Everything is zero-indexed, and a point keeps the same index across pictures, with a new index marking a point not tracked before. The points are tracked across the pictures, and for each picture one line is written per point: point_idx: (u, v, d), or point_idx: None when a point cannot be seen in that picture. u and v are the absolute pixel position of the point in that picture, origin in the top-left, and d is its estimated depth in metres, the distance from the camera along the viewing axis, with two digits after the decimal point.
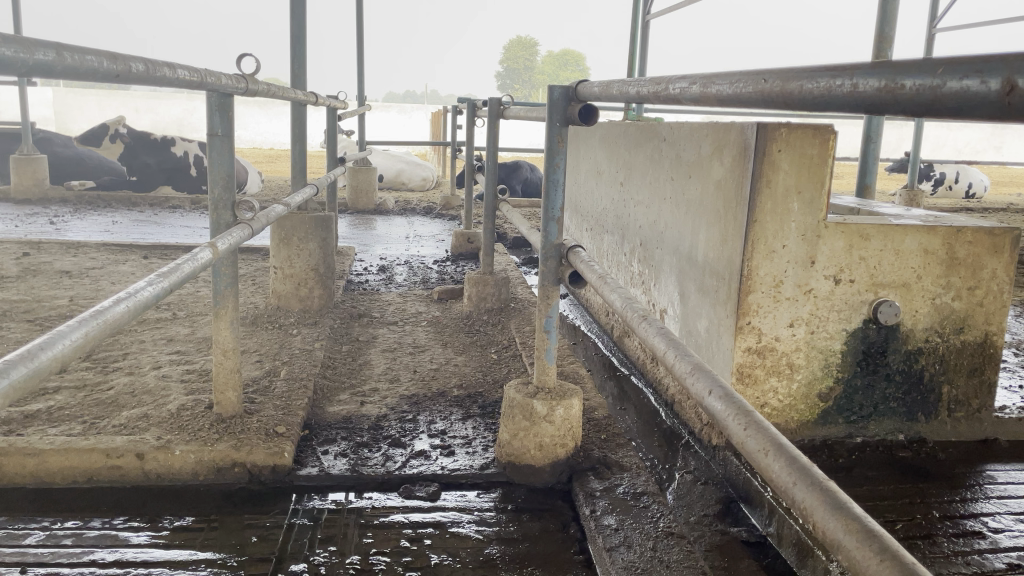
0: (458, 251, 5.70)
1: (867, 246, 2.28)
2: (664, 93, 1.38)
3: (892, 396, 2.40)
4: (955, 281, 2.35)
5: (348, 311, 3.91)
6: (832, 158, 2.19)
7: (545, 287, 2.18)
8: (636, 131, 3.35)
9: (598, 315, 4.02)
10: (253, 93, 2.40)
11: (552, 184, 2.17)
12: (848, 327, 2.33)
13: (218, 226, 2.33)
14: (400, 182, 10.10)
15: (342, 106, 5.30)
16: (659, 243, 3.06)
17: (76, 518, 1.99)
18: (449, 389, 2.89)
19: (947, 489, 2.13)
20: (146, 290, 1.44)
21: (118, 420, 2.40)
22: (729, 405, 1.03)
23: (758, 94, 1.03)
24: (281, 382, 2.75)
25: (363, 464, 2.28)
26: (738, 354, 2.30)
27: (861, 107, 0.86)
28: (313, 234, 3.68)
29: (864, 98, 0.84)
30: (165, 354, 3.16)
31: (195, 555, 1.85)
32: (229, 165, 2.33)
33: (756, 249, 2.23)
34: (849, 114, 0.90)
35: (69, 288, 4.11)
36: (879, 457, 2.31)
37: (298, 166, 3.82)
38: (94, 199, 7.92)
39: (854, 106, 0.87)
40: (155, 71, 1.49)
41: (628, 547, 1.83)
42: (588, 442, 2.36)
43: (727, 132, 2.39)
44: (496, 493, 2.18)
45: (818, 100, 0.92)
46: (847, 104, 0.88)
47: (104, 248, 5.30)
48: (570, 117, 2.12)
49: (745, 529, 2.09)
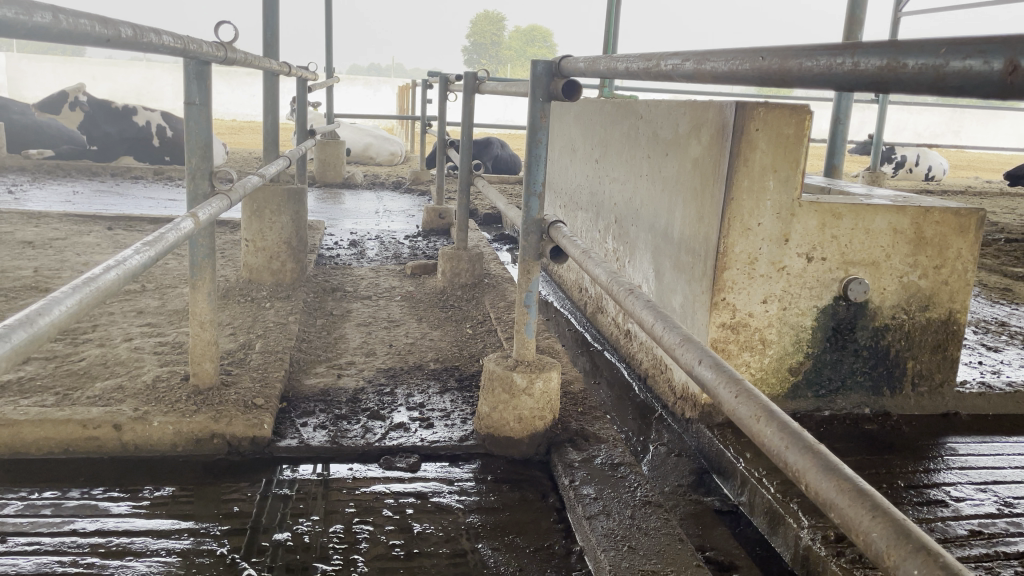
0: (429, 226, 5.70)
1: (839, 224, 2.33)
2: (655, 69, 1.40)
3: (859, 370, 2.47)
4: (922, 260, 2.42)
5: (320, 285, 3.90)
6: (808, 138, 2.23)
7: (527, 262, 2.21)
8: (612, 107, 3.36)
9: (570, 291, 4.06)
10: (231, 62, 2.37)
11: (533, 159, 2.19)
12: (819, 304, 2.39)
13: (196, 196, 2.30)
14: (368, 156, 10.01)
15: (312, 78, 5.24)
16: (634, 220, 3.10)
17: (54, 488, 1.98)
18: (426, 363, 2.91)
19: (911, 460, 2.21)
20: (134, 258, 1.43)
21: (92, 391, 2.38)
22: (719, 373, 1.06)
23: (754, 71, 1.06)
24: (256, 355, 2.74)
25: (343, 436, 2.29)
26: (712, 329, 2.36)
27: (862, 85, 0.89)
28: (286, 207, 3.65)
29: (865, 77, 0.87)
30: (136, 326, 3.13)
31: (178, 524, 1.86)
32: (206, 135, 2.31)
33: (732, 226, 2.28)
34: (846, 92, 0.93)
35: (33, 258, 4.03)
36: (846, 429, 2.39)
37: (270, 137, 3.77)
38: (53, 168, 7.74)
39: (854, 84, 0.90)
40: (143, 37, 1.48)
41: (608, 515, 1.87)
42: (566, 414, 2.40)
43: (705, 110, 2.42)
44: (475, 464, 2.21)
45: (817, 78, 0.95)
46: (847, 82, 0.91)
47: (67, 218, 5.19)
48: (553, 92, 2.13)
49: (718, 498, 2.15)
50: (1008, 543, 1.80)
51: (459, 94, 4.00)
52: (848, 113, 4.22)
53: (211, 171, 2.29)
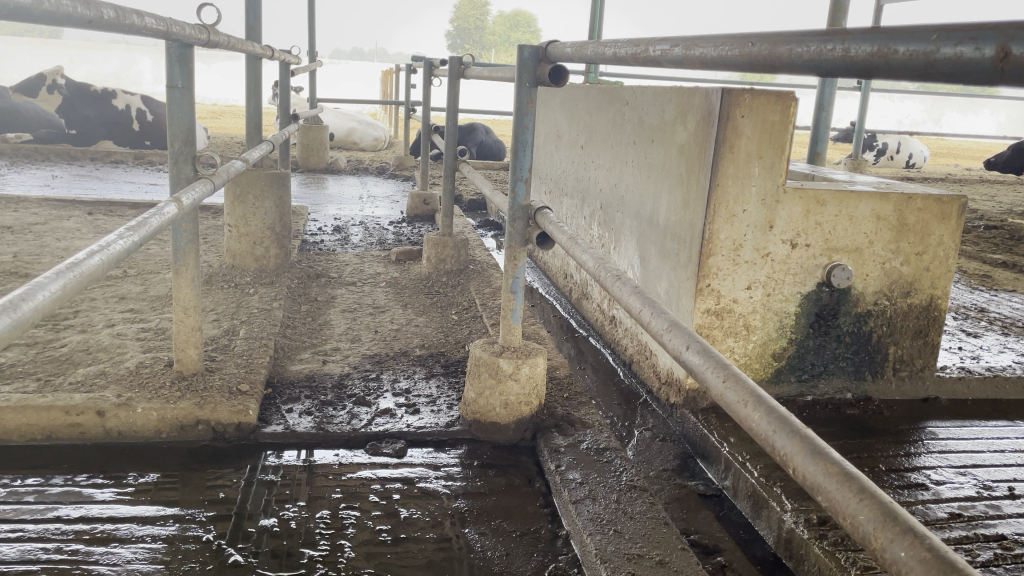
0: (414, 212, 5.68)
1: (823, 211, 2.35)
2: (643, 54, 1.40)
3: (841, 356, 2.50)
4: (904, 246, 2.45)
5: (305, 271, 3.88)
6: (792, 125, 2.24)
7: (513, 248, 2.21)
8: (598, 93, 3.36)
9: (555, 277, 4.06)
10: (213, 45, 2.34)
11: (520, 145, 2.18)
12: (802, 290, 2.41)
13: (178, 181, 2.28)
14: (352, 141, 9.94)
15: (295, 62, 5.19)
16: (620, 206, 3.10)
17: (36, 475, 1.97)
18: (411, 349, 2.91)
19: (893, 444, 2.24)
20: (118, 243, 1.42)
21: (75, 378, 2.36)
22: (707, 359, 1.07)
23: (743, 57, 1.06)
24: (241, 341, 2.72)
25: (329, 422, 2.29)
26: (697, 316, 2.37)
27: (852, 71, 0.89)
28: (269, 192, 3.63)
29: (855, 63, 0.88)
30: (118, 312, 3.10)
31: (163, 511, 1.85)
32: (189, 119, 2.28)
33: (717, 213, 2.29)
34: (836, 79, 0.94)
35: (12, 244, 3.98)
36: (829, 414, 2.42)
37: (253, 122, 3.74)
38: (31, 152, 7.64)
39: (844, 70, 0.90)
40: (125, 19, 1.46)
41: (594, 499, 1.88)
42: (551, 400, 2.41)
43: (691, 96, 2.42)
44: (461, 450, 2.21)
45: (806, 65, 0.95)
46: (837, 69, 0.91)
47: (46, 203, 5.12)
48: (540, 78, 2.12)
49: (702, 482, 2.17)
50: (987, 526, 1.83)
51: (444, 79, 3.98)
52: (832, 100, 4.23)
53: (194, 155, 2.27)
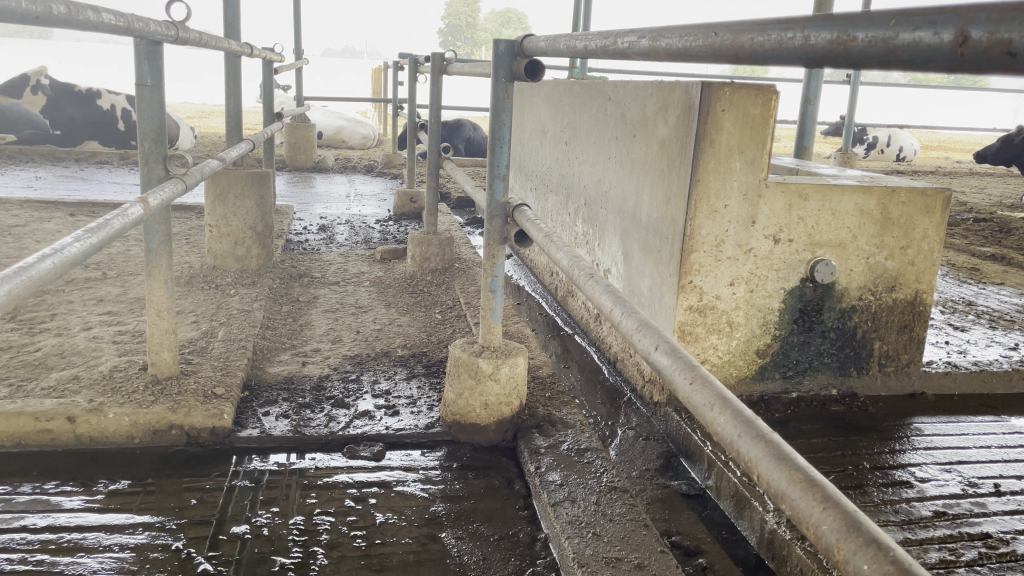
0: (401, 210, 5.64)
1: (806, 206, 2.32)
2: (612, 47, 1.36)
3: (826, 352, 2.47)
4: (888, 241, 2.42)
5: (287, 270, 3.84)
6: (773, 118, 2.21)
7: (491, 246, 2.17)
8: (581, 88, 3.32)
9: (542, 275, 4.02)
10: (184, 42, 2.29)
11: (497, 141, 2.14)
12: (786, 286, 2.38)
13: (150, 180, 2.23)
14: (340, 139, 9.88)
15: (278, 59, 5.13)
16: (603, 202, 3.07)
17: (4, 483, 1.92)
18: (393, 349, 2.87)
19: (878, 441, 2.22)
20: (73, 246, 1.38)
21: (47, 383, 2.31)
22: (674, 360, 1.04)
23: (707, 48, 1.03)
24: (219, 343, 2.68)
25: (306, 425, 2.25)
26: (680, 313, 2.34)
27: (814, 59, 0.87)
28: (250, 191, 3.58)
29: (815, 52, 0.86)
30: (96, 314, 3.05)
31: (133, 518, 1.81)
32: (159, 118, 2.24)
33: (698, 209, 2.25)
34: (798, 68, 0.92)
35: None
36: (814, 411, 2.39)
37: (232, 120, 3.69)
38: (16, 154, 7.59)
39: (805, 58, 0.88)
40: (78, 14, 1.41)
41: (573, 502, 1.84)
42: (533, 400, 2.38)
43: (671, 90, 2.39)
44: (441, 452, 2.18)
45: (768, 54, 0.93)
46: (798, 58, 0.89)
47: (28, 204, 5.06)
48: (516, 73, 2.08)
49: (684, 482, 2.14)
50: (971, 524, 1.80)
51: (426, 76, 3.94)
52: (819, 93, 4.20)
53: (165, 154, 2.22)
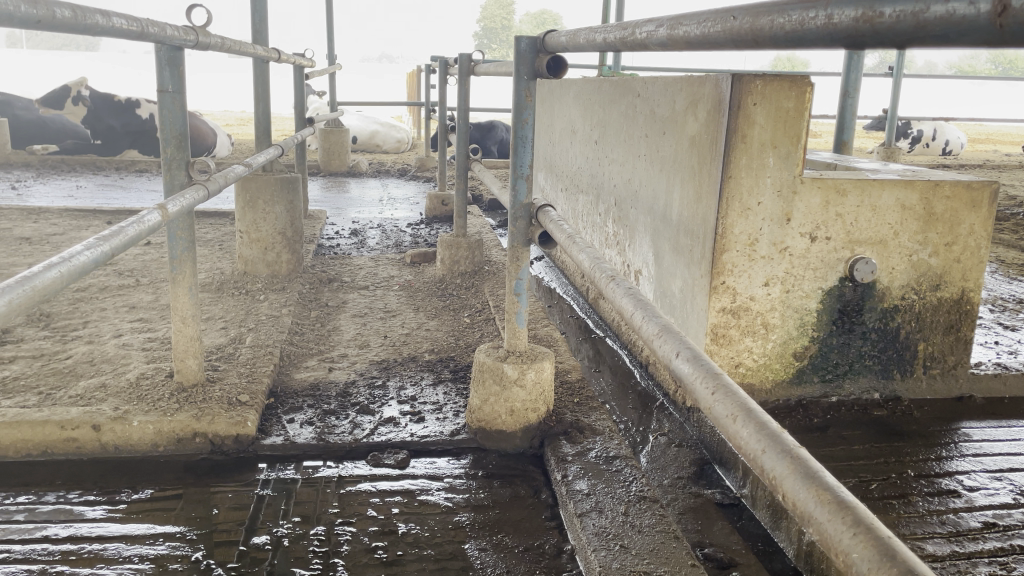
0: (432, 213, 5.62)
1: (844, 202, 2.22)
2: (631, 38, 1.30)
3: (868, 354, 2.37)
4: (932, 237, 2.31)
5: (318, 275, 3.83)
6: (808, 112, 2.12)
7: (515, 249, 2.12)
8: (610, 86, 3.25)
9: (573, 277, 3.96)
10: (205, 47, 2.28)
11: (520, 140, 2.09)
12: (824, 286, 2.28)
13: (173, 187, 2.23)
14: (374, 143, 9.91)
15: (309, 65, 5.15)
16: (634, 202, 2.99)
17: (29, 492, 1.92)
18: (420, 354, 2.83)
19: (923, 447, 2.11)
20: (83, 254, 1.36)
21: (75, 390, 2.32)
22: (696, 367, 0.97)
23: (725, 33, 0.97)
24: (246, 350, 2.67)
25: (330, 432, 2.22)
26: (712, 315, 2.26)
27: (838, 41, 0.81)
28: (279, 196, 3.58)
29: (839, 31, 0.79)
30: (127, 321, 3.07)
31: (154, 529, 1.79)
32: (181, 124, 2.22)
33: (730, 206, 2.17)
34: (823, 50, 0.85)
35: (29, 255, 3.99)
36: (855, 417, 2.29)
37: (261, 126, 3.69)
38: (58, 164, 7.76)
39: (829, 41, 0.82)
40: (85, 18, 1.39)
41: (601, 512, 1.78)
42: (561, 405, 2.31)
43: (701, 84, 2.31)
44: (466, 459, 2.13)
45: (790, 36, 0.87)
46: (822, 39, 0.83)
47: (67, 213, 5.15)
48: (538, 70, 2.02)
49: (719, 491, 2.06)
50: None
51: (453, 77, 3.90)
52: (859, 86, 4.06)
53: (187, 161, 2.21)
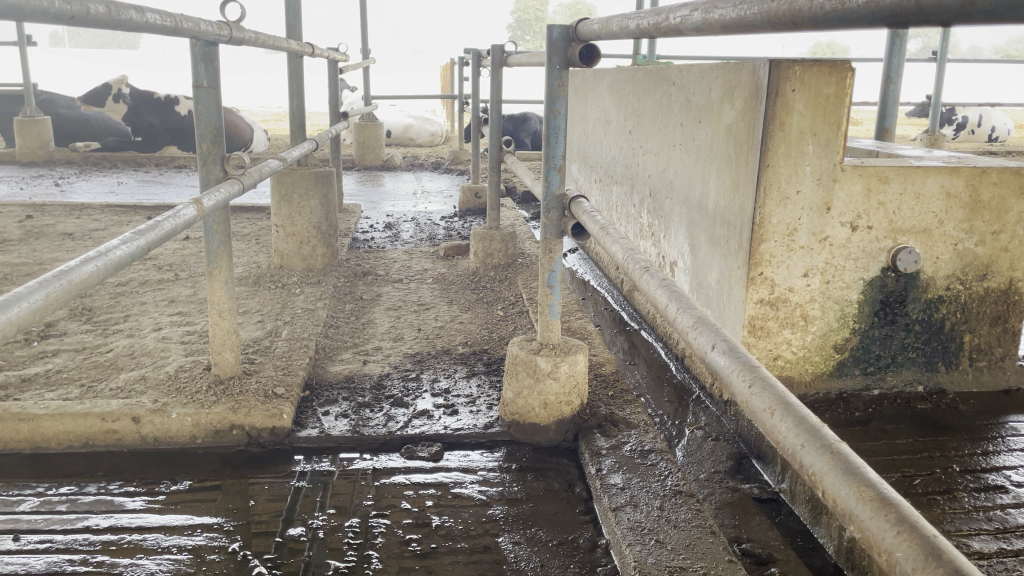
0: (466, 206, 5.62)
1: (886, 189, 2.16)
2: (665, 23, 1.27)
3: (911, 346, 2.31)
4: (979, 226, 2.24)
5: (353, 268, 3.84)
6: (849, 97, 2.07)
7: (548, 240, 2.10)
8: (644, 75, 3.21)
9: (607, 269, 3.92)
10: (240, 42, 2.29)
11: (553, 131, 2.06)
12: (865, 276, 2.23)
13: (209, 182, 2.25)
14: (409, 137, 9.93)
15: (342, 59, 5.17)
16: (669, 192, 2.96)
17: (71, 483, 1.96)
18: (454, 347, 2.83)
19: (968, 441, 2.05)
20: (119, 248, 1.37)
21: (116, 383, 2.35)
22: (732, 359, 0.94)
23: (763, 15, 0.94)
24: (282, 343, 2.69)
25: (365, 425, 2.23)
26: (750, 306, 2.21)
27: (882, 20, 0.78)
28: (314, 191, 3.60)
29: (884, 11, 0.77)
30: (167, 315, 3.11)
31: (191, 520, 1.81)
32: (216, 119, 2.24)
33: (768, 195, 2.12)
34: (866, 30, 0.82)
35: (72, 250, 4.06)
36: (897, 410, 2.23)
37: (296, 121, 3.71)
38: (101, 161, 7.92)
39: (873, 19, 0.79)
40: (119, 14, 1.40)
41: (636, 506, 1.76)
42: (595, 399, 2.29)
43: (738, 72, 2.26)
44: (500, 452, 2.12)
45: (831, 16, 0.84)
46: (866, 19, 0.80)
47: (109, 209, 5.24)
48: (571, 59, 2.00)
49: (757, 485, 2.03)
50: None
51: (486, 69, 3.88)
52: (900, 71, 3.95)
53: (223, 156, 2.23)
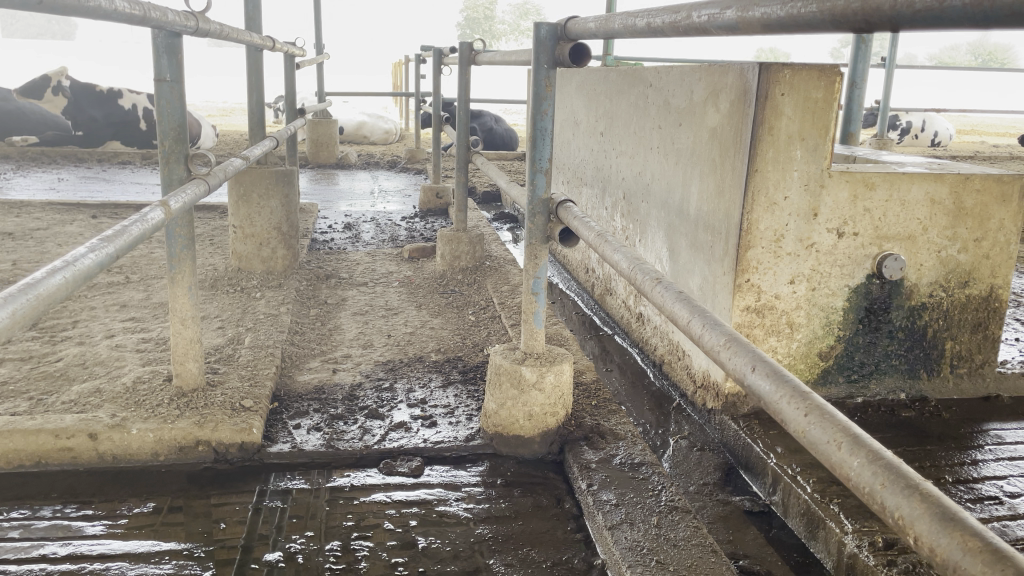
0: (427, 207, 5.51)
1: (872, 196, 2.15)
2: (686, 22, 1.21)
3: (894, 353, 2.30)
4: (962, 232, 2.24)
5: (314, 271, 3.70)
6: (838, 102, 2.04)
7: (533, 245, 2.02)
8: (617, 76, 3.16)
9: (576, 272, 3.86)
10: (204, 33, 2.16)
11: (538, 133, 1.98)
12: (850, 283, 2.21)
13: (170, 182, 2.10)
14: (362, 135, 9.74)
15: (299, 55, 5.01)
16: (645, 195, 2.91)
17: (23, 506, 1.81)
18: (427, 354, 2.73)
19: (955, 450, 2.05)
20: (88, 256, 1.25)
21: (68, 396, 2.20)
22: (779, 385, 0.90)
23: (829, 14, 0.90)
24: (245, 351, 2.56)
25: (339, 439, 2.12)
26: (736, 314, 2.17)
27: (985, 21, 0.74)
28: (274, 190, 3.45)
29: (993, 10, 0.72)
30: (119, 321, 2.94)
31: (158, 546, 1.69)
32: (179, 115, 2.10)
33: (756, 201, 2.08)
34: (962, 30, 0.78)
35: (11, 251, 3.83)
36: (882, 417, 2.22)
37: (255, 117, 3.57)
38: (38, 156, 7.56)
39: (976, 20, 0.75)
40: (86, 1, 1.28)
41: (632, 525, 1.70)
42: (579, 409, 2.22)
43: (724, 74, 2.22)
44: (483, 466, 2.04)
45: (921, 16, 0.80)
46: (968, 19, 0.75)
47: (50, 207, 4.98)
48: (559, 58, 1.92)
49: (747, 498, 1.99)
50: None
51: (454, 67, 3.78)
52: (866, 76, 3.98)
53: (187, 154, 2.10)
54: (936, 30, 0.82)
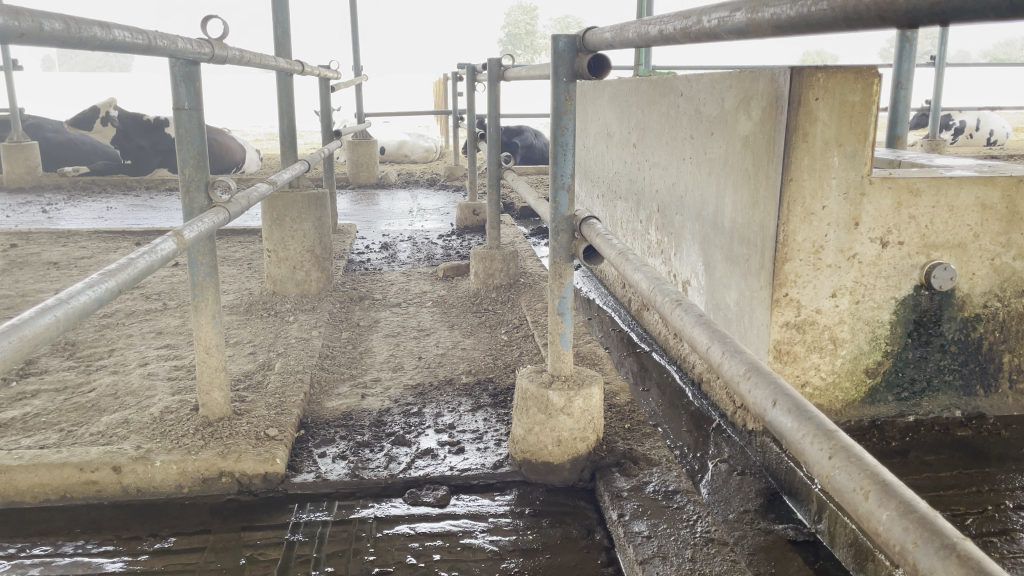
0: (464, 224, 5.47)
1: (918, 202, 2.03)
2: (696, 27, 1.15)
3: (947, 368, 2.17)
4: (1016, 238, 2.11)
5: (349, 293, 3.68)
6: (877, 105, 1.92)
7: (558, 264, 1.95)
8: (648, 86, 3.07)
9: (614, 287, 3.77)
10: (223, 60, 2.15)
11: (560, 148, 1.91)
12: (897, 295, 2.09)
13: (192, 210, 2.09)
14: (402, 154, 9.78)
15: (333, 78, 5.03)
16: (679, 208, 2.82)
17: (47, 542, 1.80)
18: (458, 377, 2.67)
19: (1016, 471, 1.91)
20: (85, 293, 1.22)
21: (96, 427, 2.19)
22: (803, 422, 0.82)
23: (837, 12, 0.83)
24: (274, 377, 2.53)
25: (364, 468, 2.07)
26: (775, 330, 2.06)
27: (1015, 12, 0.67)
28: (307, 213, 3.44)
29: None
30: (153, 349, 2.95)
31: None
32: (199, 142, 2.09)
33: (792, 211, 1.98)
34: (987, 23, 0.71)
35: (55, 281, 3.89)
36: (937, 438, 2.09)
37: (287, 141, 3.58)
38: (89, 186, 7.76)
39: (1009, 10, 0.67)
40: (79, 31, 1.26)
41: (665, 558, 1.60)
42: (611, 433, 2.14)
43: (755, 79, 2.12)
44: (511, 495, 1.96)
45: (941, 9, 0.72)
46: (993, 10, 0.68)
47: (96, 236, 5.08)
48: (578, 71, 1.85)
49: (791, 525, 1.87)
50: None
51: (484, 83, 3.74)
52: (911, 76, 3.82)
53: (207, 181, 2.08)
54: (960, 22, 0.73)
